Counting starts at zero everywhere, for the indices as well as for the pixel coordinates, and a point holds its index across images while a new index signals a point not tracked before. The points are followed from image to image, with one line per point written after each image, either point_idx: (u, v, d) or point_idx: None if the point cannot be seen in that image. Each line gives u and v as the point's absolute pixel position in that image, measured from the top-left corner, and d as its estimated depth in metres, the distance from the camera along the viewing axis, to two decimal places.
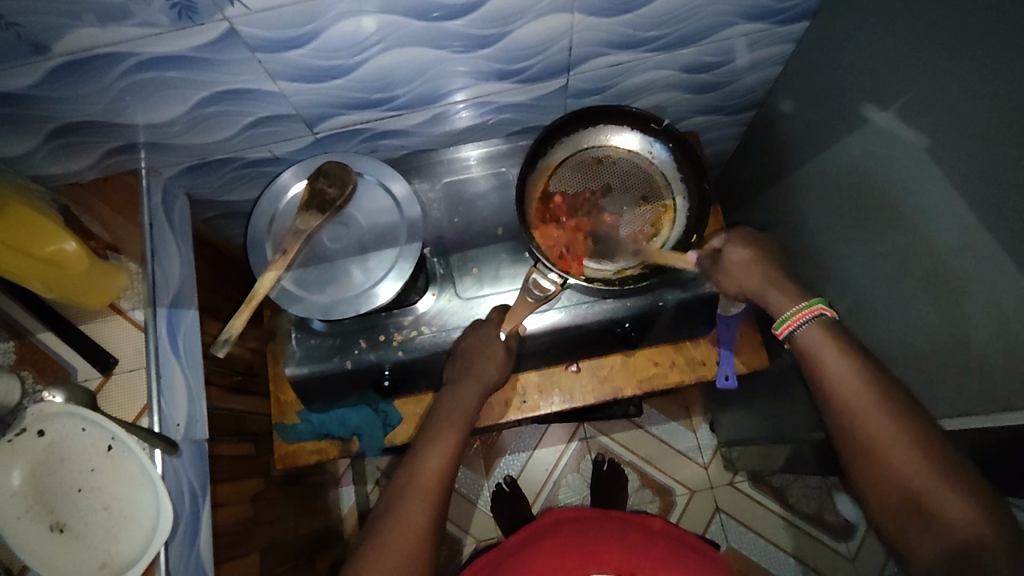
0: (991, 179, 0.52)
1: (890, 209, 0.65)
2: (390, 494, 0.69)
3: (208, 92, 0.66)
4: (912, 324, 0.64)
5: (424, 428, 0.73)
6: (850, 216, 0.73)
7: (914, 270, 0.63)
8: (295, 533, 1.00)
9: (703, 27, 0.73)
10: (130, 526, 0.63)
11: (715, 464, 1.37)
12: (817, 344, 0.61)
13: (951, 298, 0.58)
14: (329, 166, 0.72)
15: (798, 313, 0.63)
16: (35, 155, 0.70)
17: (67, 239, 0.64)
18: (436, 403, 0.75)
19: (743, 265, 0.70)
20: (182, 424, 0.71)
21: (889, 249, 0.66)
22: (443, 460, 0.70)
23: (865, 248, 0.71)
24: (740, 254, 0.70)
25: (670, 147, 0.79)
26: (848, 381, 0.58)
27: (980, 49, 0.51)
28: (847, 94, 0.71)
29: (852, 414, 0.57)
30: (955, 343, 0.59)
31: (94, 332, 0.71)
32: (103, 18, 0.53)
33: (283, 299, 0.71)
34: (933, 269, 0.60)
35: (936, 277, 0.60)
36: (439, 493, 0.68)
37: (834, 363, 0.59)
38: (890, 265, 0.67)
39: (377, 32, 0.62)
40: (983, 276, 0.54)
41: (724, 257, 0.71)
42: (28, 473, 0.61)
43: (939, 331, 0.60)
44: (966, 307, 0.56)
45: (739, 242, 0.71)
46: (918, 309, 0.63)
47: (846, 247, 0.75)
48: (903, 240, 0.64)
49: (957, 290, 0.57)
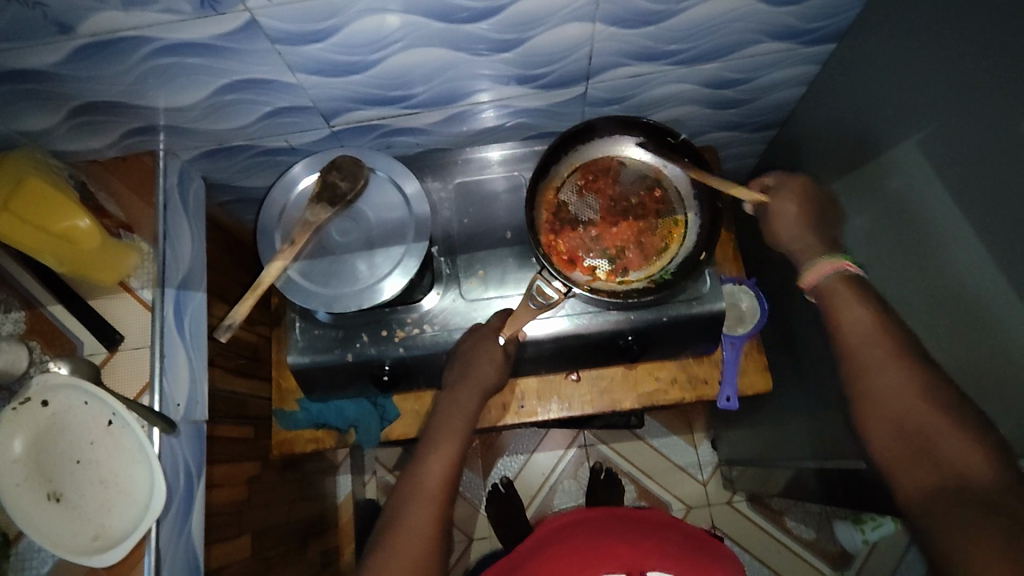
0: (1008, 221, 0.50)
1: (925, 224, 0.61)
2: (393, 500, 0.67)
3: (227, 80, 0.66)
4: (936, 346, 0.60)
5: (426, 434, 0.72)
6: (885, 227, 0.67)
7: (947, 289, 0.58)
8: (289, 518, 1.01)
9: (725, 43, 0.72)
10: (125, 502, 0.64)
11: (714, 482, 1.36)
12: (839, 298, 0.62)
13: (977, 326, 0.55)
14: (343, 160, 0.73)
15: (829, 264, 0.64)
16: (57, 131, 0.71)
17: (81, 216, 0.65)
18: (436, 409, 0.74)
19: (791, 219, 0.68)
20: (182, 404, 0.72)
21: (926, 262, 0.61)
22: (446, 466, 0.68)
23: (898, 260, 0.65)
24: (792, 208, 0.68)
25: (686, 161, 0.77)
26: (869, 334, 0.58)
27: (1005, 88, 0.50)
28: (869, 119, 0.69)
29: (870, 363, 0.57)
30: (977, 373, 0.55)
31: (105, 308, 0.72)
32: (128, 2, 0.54)
33: (288, 290, 0.71)
34: (964, 292, 0.56)
35: (968, 301, 0.55)
36: (443, 499, 0.66)
37: (851, 312, 0.60)
38: (923, 282, 0.61)
39: (401, 30, 0.62)
40: (1006, 312, 0.51)
41: (774, 206, 0.69)
42: (30, 440, 0.63)
43: (963, 357, 0.56)
44: (983, 346, 0.54)
45: (788, 197, 0.69)
46: (947, 329, 0.58)
47: (880, 258, 0.69)
48: (937, 257, 0.59)
49: (984, 318, 0.54)
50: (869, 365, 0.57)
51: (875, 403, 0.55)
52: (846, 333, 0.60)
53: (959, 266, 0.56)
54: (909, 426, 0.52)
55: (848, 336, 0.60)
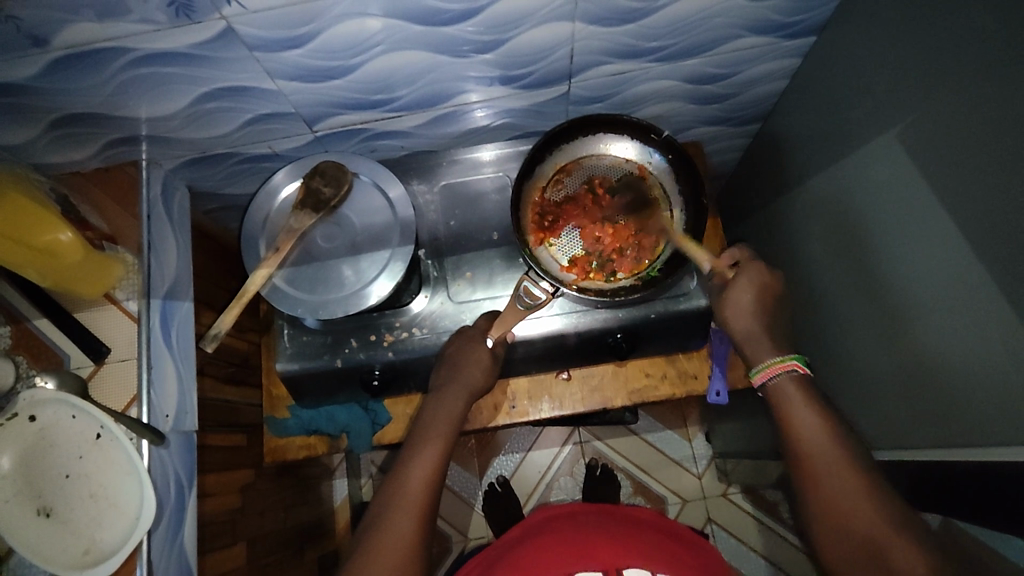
0: (986, 211, 0.51)
1: (886, 238, 0.65)
2: (377, 505, 0.67)
3: (207, 88, 0.66)
4: (896, 354, 0.65)
5: (410, 437, 0.72)
6: (864, 217, 0.68)
7: (921, 276, 0.60)
8: (284, 524, 1.01)
9: (706, 39, 0.72)
10: (115, 514, 0.64)
11: (709, 475, 1.36)
12: (790, 400, 0.65)
13: (935, 329, 0.58)
14: (325, 165, 0.73)
15: (773, 365, 0.66)
16: (36, 144, 0.70)
17: (63, 230, 0.65)
18: (423, 409, 0.74)
19: (743, 310, 0.70)
20: (170, 416, 0.72)
21: (882, 279, 0.66)
22: (430, 470, 0.68)
23: (878, 249, 0.66)
24: (746, 298, 0.70)
25: (669, 157, 0.78)
26: (816, 440, 0.62)
27: (982, 79, 0.50)
28: (850, 112, 0.70)
29: (821, 469, 0.60)
30: (934, 373, 0.59)
31: (90, 321, 0.72)
32: (101, 14, 0.54)
33: (274, 297, 0.71)
34: (919, 297, 0.60)
35: (925, 308, 0.59)
36: (425, 501, 0.66)
37: (801, 415, 0.63)
38: (900, 270, 0.63)
39: (380, 33, 0.62)
40: (961, 316, 0.55)
41: (729, 295, 0.71)
42: (17, 457, 0.61)
43: (939, 341, 0.58)
44: (962, 332, 0.55)
45: (745, 286, 0.71)
46: (923, 317, 0.60)
47: (844, 275, 0.74)
48: (897, 265, 0.63)
49: (943, 320, 0.57)
50: (822, 470, 0.60)
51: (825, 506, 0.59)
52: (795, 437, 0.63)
53: (937, 254, 0.57)
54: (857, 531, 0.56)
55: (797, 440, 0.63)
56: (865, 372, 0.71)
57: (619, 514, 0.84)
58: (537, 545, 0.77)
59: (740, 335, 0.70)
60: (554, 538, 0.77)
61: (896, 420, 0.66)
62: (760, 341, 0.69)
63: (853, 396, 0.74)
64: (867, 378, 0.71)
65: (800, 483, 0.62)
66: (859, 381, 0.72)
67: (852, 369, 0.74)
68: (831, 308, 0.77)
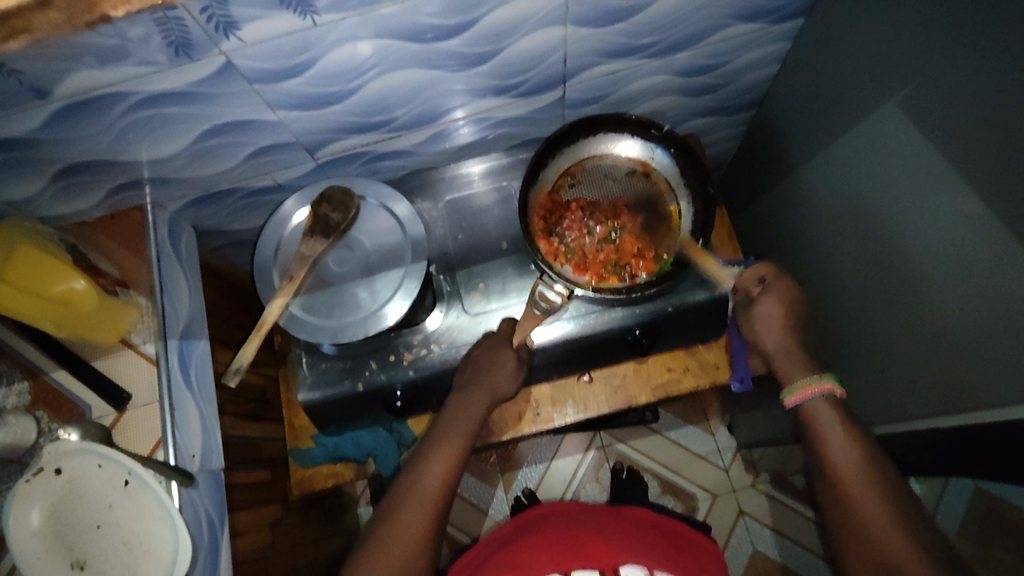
0: (998, 169, 0.51)
1: (898, 207, 0.65)
2: (390, 494, 0.66)
3: (209, 125, 0.66)
4: (926, 326, 0.63)
5: (429, 435, 0.71)
6: (874, 189, 0.68)
7: (938, 238, 0.59)
8: (314, 558, 0.99)
9: (695, 31, 0.73)
10: (151, 560, 0.61)
11: (736, 467, 1.35)
12: (824, 422, 0.65)
13: (956, 290, 0.58)
14: (332, 191, 0.73)
15: (807, 387, 0.66)
16: (42, 197, 0.71)
17: (76, 278, 0.65)
18: (442, 409, 0.74)
19: (773, 324, 0.71)
20: (197, 455, 0.71)
21: (901, 253, 0.66)
22: (447, 468, 0.67)
23: (892, 217, 0.66)
24: (777, 312, 0.71)
25: (671, 152, 0.79)
26: (850, 467, 0.61)
27: (980, 42, 0.51)
28: (847, 88, 0.70)
29: (848, 492, 0.60)
30: (961, 338, 0.58)
31: (107, 368, 0.71)
32: (102, 60, 0.54)
33: (292, 326, 0.71)
34: (938, 263, 0.60)
35: (946, 269, 0.59)
36: (439, 502, 0.65)
37: (837, 441, 0.63)
38: (916, 236, 0.63)
39: (373, 56, 0.62)
40: (980, 279, 0.55)
41: (757, 312, 0.72)
42: (47, 511, 0.59)
43: (964, 303, 0.57)
44: (987, 289, 0.54)
45: (777, 299, 0.72)
46: (945, 279, 0.59)
47: (862, 255, 0.73)
48: (912, 231, 0.63)
49: (964, 280, 0.57)
50: (852, 486, 0.60)
51: (855, 528, 0.59)
52: (823, 453, 0.63)
53: (953, 214, 0.57)
54: (885, 553, 0.56)
55: (833, 465, 0.62)
56: (888, 347, 0.71)
57: (619, 514, 0.82)
58: (527, 541, 0.76)
59: (769, 351, 0.72)
60: (556, 532, 0.76)
61: (924, 393, 0.65)
62: (790, 355, 0.70)
63: (878, 375, 0.73)
64: (891, 353, 0.70)
65: (834, 502, 0.61)
66: (884, 357, 0.72)
67: (875, 347, 0.73)
68: (850, 290, 0.77)
